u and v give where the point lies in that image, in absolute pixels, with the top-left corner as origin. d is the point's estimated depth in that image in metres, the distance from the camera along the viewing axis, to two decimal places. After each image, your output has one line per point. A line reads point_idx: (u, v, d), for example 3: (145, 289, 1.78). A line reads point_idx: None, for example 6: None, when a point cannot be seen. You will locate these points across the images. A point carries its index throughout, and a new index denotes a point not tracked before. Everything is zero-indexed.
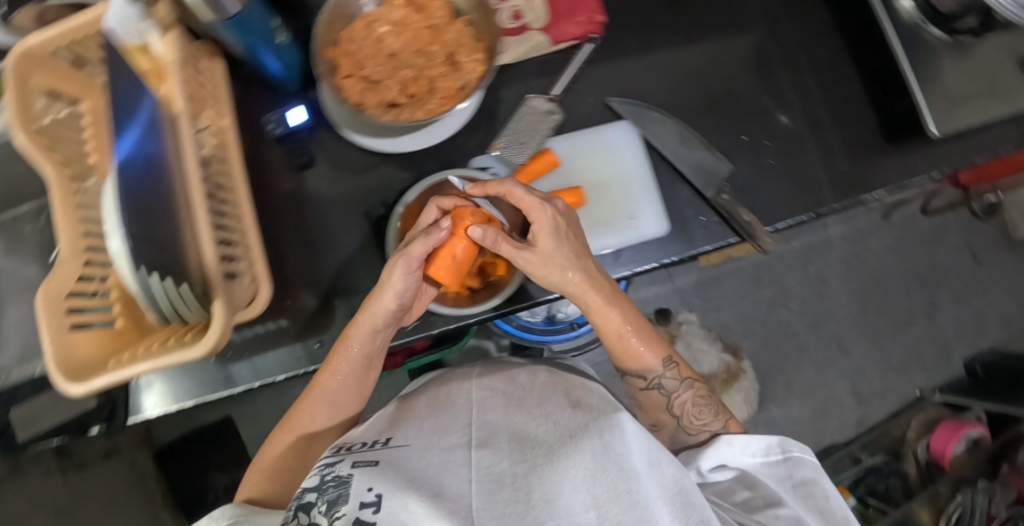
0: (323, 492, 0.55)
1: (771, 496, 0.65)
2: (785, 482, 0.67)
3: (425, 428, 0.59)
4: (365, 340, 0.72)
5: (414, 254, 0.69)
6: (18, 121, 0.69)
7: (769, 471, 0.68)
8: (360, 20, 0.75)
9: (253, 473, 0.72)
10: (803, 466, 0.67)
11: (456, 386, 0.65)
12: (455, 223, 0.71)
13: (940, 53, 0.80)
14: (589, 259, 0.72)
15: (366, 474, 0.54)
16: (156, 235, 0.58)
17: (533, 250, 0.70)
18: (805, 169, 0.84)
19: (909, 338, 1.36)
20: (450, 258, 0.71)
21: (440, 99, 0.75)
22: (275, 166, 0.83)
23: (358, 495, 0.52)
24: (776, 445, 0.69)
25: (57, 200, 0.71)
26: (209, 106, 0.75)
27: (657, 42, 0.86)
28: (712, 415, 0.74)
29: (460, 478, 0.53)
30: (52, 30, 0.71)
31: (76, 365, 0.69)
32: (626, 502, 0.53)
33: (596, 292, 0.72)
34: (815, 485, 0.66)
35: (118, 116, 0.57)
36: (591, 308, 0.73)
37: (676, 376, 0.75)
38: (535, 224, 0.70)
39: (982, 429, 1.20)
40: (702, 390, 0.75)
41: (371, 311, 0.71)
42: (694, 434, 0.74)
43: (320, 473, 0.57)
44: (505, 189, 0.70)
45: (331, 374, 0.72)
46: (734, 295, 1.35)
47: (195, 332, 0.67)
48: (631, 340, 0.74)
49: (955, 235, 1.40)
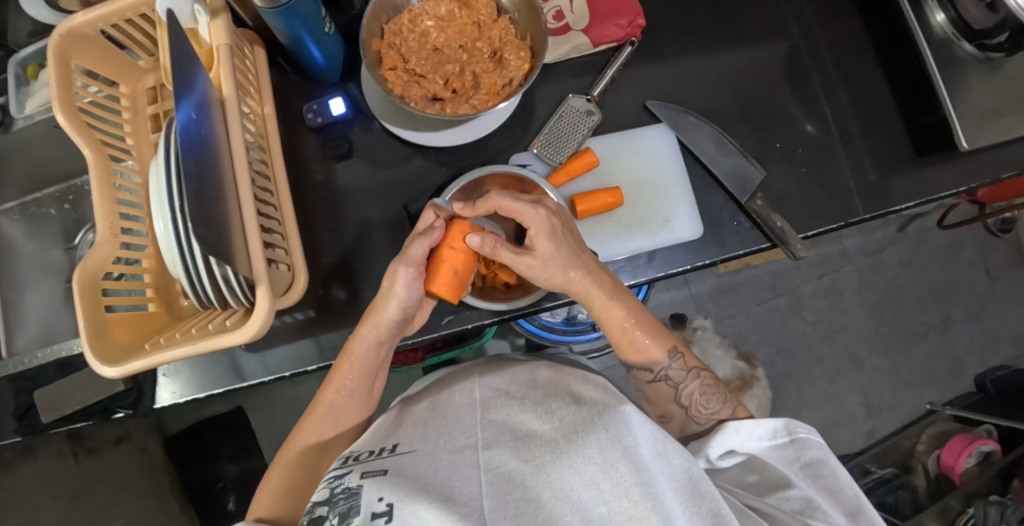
0: (334, 505, 0.53)
1: (779, 479, 0.62)
2: (794, 464, 0.63)
3: (428, 434, 0.58)
4: (368, 352, 0.71)
5: (413, 257, 0.68)
6: (59, 100, 0.68)
7: (777, 455, 0.64)
8: (405, 13, 0.75)
9: (262, 494, 0.69)
10: (811, 446, 0.64)
11: (462, 385, 0.66)
12: (449, 236, 0.69)
13: (970, 69, 0.81)
14: (588, 255, 0.71)
15: (374, 483, 0.52)
16: (213, 218, 0.58)
17: (532, 255, 0.68)
18: (837, 179, 0.85)
19: (922, 352, 1.39)
20: (450, 272, 0.69)
21: (484, 95, 0.76)
22: (313, 156, 0.84)
23: (369, 506, 0.50)
24: (782, 428, 0.65)
25: (96, 181, 0.70)
26: (251, 96, 0.76)
27: (695, 46, 0.88)
28: (721, 403, 0.71)
29: (470, 482, 0.52)
30: (97, 10, 0.69)
31: (112, 349, 0.67)
32: (637, 494, 0.50)
33: (597, 289, 0.71)
34: (823, 465, 0.62)
35: (182, 99, 0.57)
36: (595, 305, 0.72)
37: (682, 366, 0.73)
38: (531, 229, 0.68)
39: (993, 444, 1.23)
40: (709, 378, 0.73)
41: (373, 322, 0.70)
42: (703, 423, 0.70)
43: (329, 486, 0.55)
44: (495, 202, 0.68)
45: (334, 390, 0.71)
46: (749, 303, 1.38)
47: (237, 317, 0.68)
48: (636, 334, 0.73)
49: (968, 251, 1.42)
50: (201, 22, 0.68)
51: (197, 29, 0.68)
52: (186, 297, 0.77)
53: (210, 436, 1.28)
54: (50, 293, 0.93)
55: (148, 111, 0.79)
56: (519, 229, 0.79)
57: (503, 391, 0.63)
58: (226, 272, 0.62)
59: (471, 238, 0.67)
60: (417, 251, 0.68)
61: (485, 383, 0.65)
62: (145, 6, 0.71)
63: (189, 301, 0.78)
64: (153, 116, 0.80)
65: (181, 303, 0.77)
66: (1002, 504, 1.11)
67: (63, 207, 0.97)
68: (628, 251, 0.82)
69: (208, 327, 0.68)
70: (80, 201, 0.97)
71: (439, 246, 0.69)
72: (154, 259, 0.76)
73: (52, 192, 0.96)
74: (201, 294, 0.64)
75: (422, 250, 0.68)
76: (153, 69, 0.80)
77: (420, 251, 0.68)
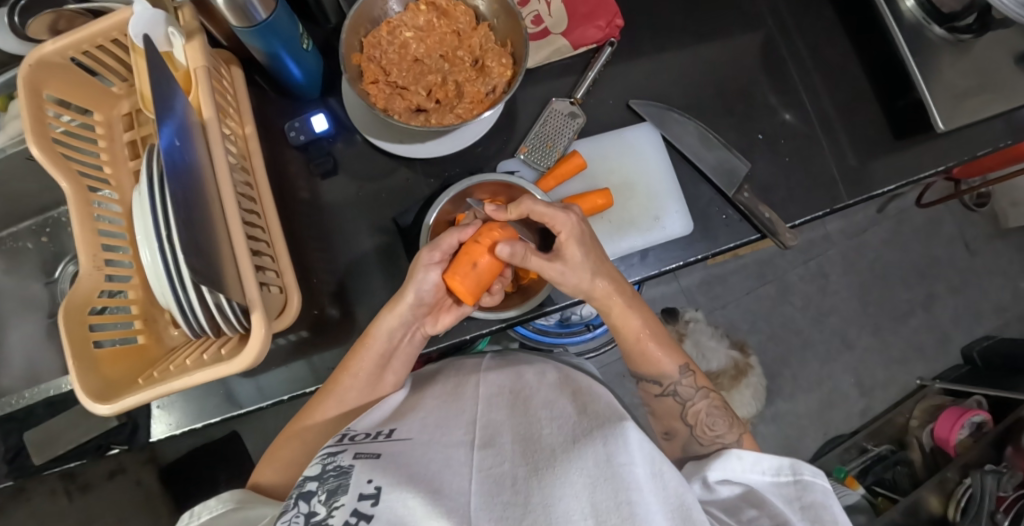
0: (324, 481, 0.53)
1: (778, 516, 0.59)
2: (793, 505, 0.60)
3: (428, 424, 0.59)
4: (386, 337, 0.70)
5: (443, 244, 0.69)
6: (32, 133, 0.66)
7: (778, 491, 0.62)
8: (383, 25, 0.74)
9: (266, 465, 0.71)
10: (814, 490, 0.60)
11: (466, 379, 0.68)
12: (480, 233, 0.70)
13: (941, 51, 0.82)
14: (610, 266, 0.72)
15: (366, 466, 0.53)
16: (203, 245, 0.56)
17: (563, 262, 0.69)
18: (820, 166, 0.87)
19: (909, 329, 1.42)
20: (470, 266, 0.68)
21: (468, 103, 0.75)
22: (298, 174, 0.83)
23: (357, 486, 0.50)
24: (787, 465, 0.62)
25: (75, 213, 0.68)
26: (231, 117, 0.74)
27: (673, 43, 0.88)
28: (727, 426, 0.70)
29: (461, 478, 0.52)
30: (65, 37, 0.66)
31: (101, 386, 0.64)
32: (625, 513, 0.49)
33: (618, 297, 0.72)
34: (824, 509, 0.59)
35: (166, 126, 0.55)
36: (613, 313, 0.73)
37: (692, 384, 0.73)
38: (562, 235, 0.69)
39: (984, 414, 1.24)
40: (717, 400, 0.73)
41: (397, 308, 0.70)
42: (705, 444, 0.70)
43: (322, 461, 0.56)
44: (527, 207, 0.68)
45: (350, 374, 0.70)
46: (737, 293, 1.40)
47: (232, 345, 0.66)
48: (649, 345, 0.74)
49: (947, 227, 1.45)
50: (176, 45, 0.66)
51: (172, 52, 0.66)
52: (175, 327, 0.75)
53: (208, 462, 1.27)
54: (33, 328, 0.92)
55: (124, 138, 0.77)
56: (541, 234, 0.78)
57: (505, 394, 0.64)
58: (219, 299, 0.61)
59: (502, 248, 0.66)
60: (446, 241, 0.69)
61: (488, 384, 0.66)
62: (117, 31, 0.67)
63: (179, 330, 0.76)
64: (131, 143, 0.78)
65: (171, 332, 0.75)
66: (997, 473, 1.12)
67: (40, 239, 0.95)
68: (621, 251, 0.82)
69: (202, 357, 0.66)
70: (59, 233, 0.95)
71: (467, 241, 0.70)
72: (140, 289, 0.74)
73: (29, 225, 0.94)
74: (193, 322, 0.63)
75: (451, 241, 0.69)
76: (128, 94, 0.77)
77: (450, 242, 0.69)
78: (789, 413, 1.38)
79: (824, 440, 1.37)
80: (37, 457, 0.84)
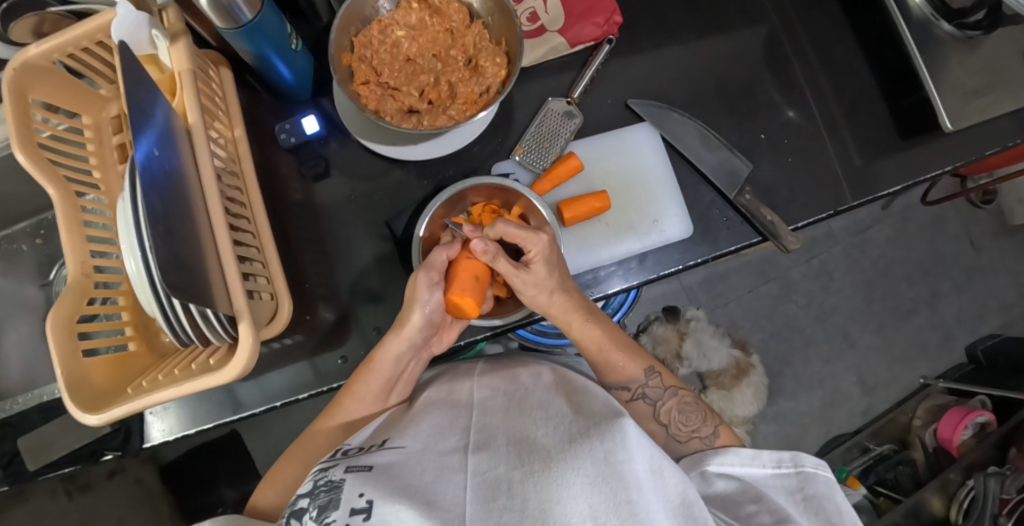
0: (316, 497, 0.52)
1: (779, 511, 0.57)
2: (795, 497, 0.59)
3: (422, 433, 0.58)
4: (390, 364, 0.69)
5: (436, 263, 0.69)
6: (17, 139, 0.64)
7: (777, 484, 0.61)
8: (375, 24, 0.72)
9: (266, 485, 0.70)
10: (816, 481, 0.59)
11: (460, 384, 0.67)
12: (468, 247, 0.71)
13: (950, 49, 0.80)
14: (572, 284, 0.71)
15: (358, 479, 0.52)
16: (182, 256, 0.54)
17: (527, 274, 0.67)
18: (824, 167, 0.85)
19: (912, 327, 1.40)
20: (470, 279, 0.68)
21: (461, 104, 0.73)
22: (289, 176, 0.81)
23: (349, 501, 0.50)
24: (788, 458, 0.61)
25: (62, 220, 0.67)
26: (219, 120, 0.73)
27: (672, 38, 0.86)
28: (702, 421, 0.69)
29: (456, 486, 0.51)
30: (50, 39, 0.64)
31: (90, 394, 0.63)
32: (625, 512, 0.48)
33: (575, 312, 0.71)
34: (827, 500, 0.58)
35: (142, 134, 0.53)
36: (573, 328, 0.72)
37: (659, 385, 0.72)
38: (531, 252, 0.67)
39: (989, 414, 1.22)
40: (688, 397, 0.72)
41: (403, 332, 0.69)
42: (684, 442, 0.68)
43: (315, 478, 0.55)
44: (499, 230, 0.66)
45: (355, 398, 0.69)
46: (740, 291, 1.39)
47: (221, 355, 0.64)
48: (613, 355, 0.73)
49: (953, 224, 1.43)
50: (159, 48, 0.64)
51: (157, 55, 0.65)
52: (167, 333, 0.74)
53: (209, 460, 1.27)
54: (29, 328, 0.93)
55: (113, 141, 0.75)
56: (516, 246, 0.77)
57: (500, 397, 0.63)
58: (205, 310, 0.60)
59: (474, 241, 0.65)
60: (438, 259, 0.69)
61: (483, 388, 0.65)
62: (101, 33, 0.66)
63: (170, 337, 0.75)
64: (120, 146, 0.76)
65: (164, 339, 0.74)
66: (1000, 474, 1.11)
67: (36, 241, 0.94)
68: (618, 254, 0.81)
69: (191, 367, 0.65)
70: (53, 235, 0.94)
71: (457, 256, 0.70)
72: (130, 297, 0.73)
73: (23, 227, 0.93)
74: (180, 332, 0.62)
75: (442, 258, 0.69)
76: (116, 96, 0.75)
77: (441, 259, 0.69)
78: (791, 412, 1.36)
79: (826, 439, 1.35)
80: (31, 465, 0.85)
